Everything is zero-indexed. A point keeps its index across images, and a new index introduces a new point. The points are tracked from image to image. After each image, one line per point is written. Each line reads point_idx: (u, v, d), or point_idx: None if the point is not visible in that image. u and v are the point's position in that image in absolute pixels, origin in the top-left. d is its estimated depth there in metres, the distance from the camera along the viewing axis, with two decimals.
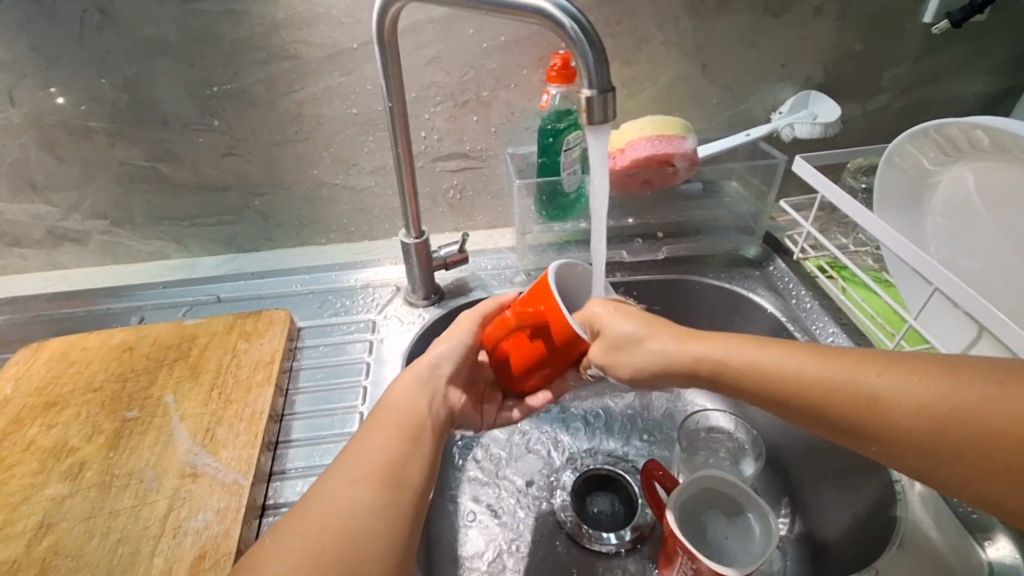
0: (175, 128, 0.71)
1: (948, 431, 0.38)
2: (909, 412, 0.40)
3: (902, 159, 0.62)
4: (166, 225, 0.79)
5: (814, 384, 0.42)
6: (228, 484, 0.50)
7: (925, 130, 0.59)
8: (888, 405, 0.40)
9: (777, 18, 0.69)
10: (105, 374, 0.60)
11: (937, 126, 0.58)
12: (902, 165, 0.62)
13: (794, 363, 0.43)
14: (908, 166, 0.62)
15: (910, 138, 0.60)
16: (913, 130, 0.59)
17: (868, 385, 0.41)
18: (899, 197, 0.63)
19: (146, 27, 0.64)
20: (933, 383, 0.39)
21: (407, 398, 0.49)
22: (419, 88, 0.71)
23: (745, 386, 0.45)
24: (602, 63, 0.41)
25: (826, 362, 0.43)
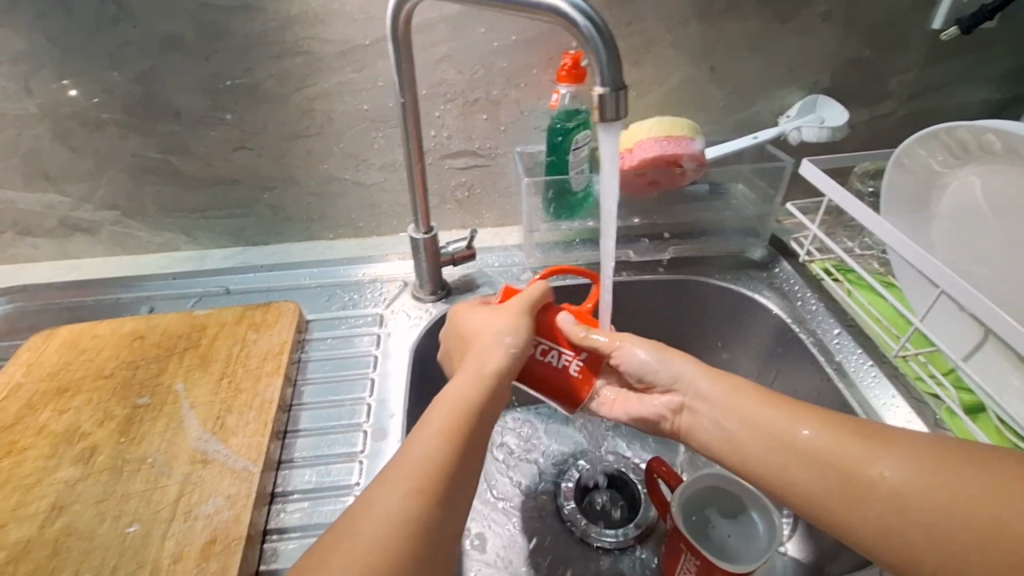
0: (188, 121, 0.72)
1: (958, 527, 0.38)
2: (891, 480, 0.41)
3: (911, 161, 0.63)
4: (176, 217, 0.80)
5: (812, 453, 0.44)
6: (238, 471, 0.50)
7: (935, 132, 0.60)
8: (901, 484, 0.41)
9: (785, 23, 0.70)
10: (116, 361, 0.61)
11: (946, 129, 0.59)
12: (911, 166, 0.63)
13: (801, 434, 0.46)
14: (917, 168, 0.63)
15: (920, 140, 0.62)
16: (923, 132, 0.60)
17: (867, 465, 0.42)
18: (906, 199, 0.65)
19: (162, 21, 0.65)
20: (941, 466, 0.40)
21: (464, 392, 0.47)
22: (430, 85, 0.72)
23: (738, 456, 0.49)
24: (615, 61, 0.41)
25: (841, 439, 0.44)
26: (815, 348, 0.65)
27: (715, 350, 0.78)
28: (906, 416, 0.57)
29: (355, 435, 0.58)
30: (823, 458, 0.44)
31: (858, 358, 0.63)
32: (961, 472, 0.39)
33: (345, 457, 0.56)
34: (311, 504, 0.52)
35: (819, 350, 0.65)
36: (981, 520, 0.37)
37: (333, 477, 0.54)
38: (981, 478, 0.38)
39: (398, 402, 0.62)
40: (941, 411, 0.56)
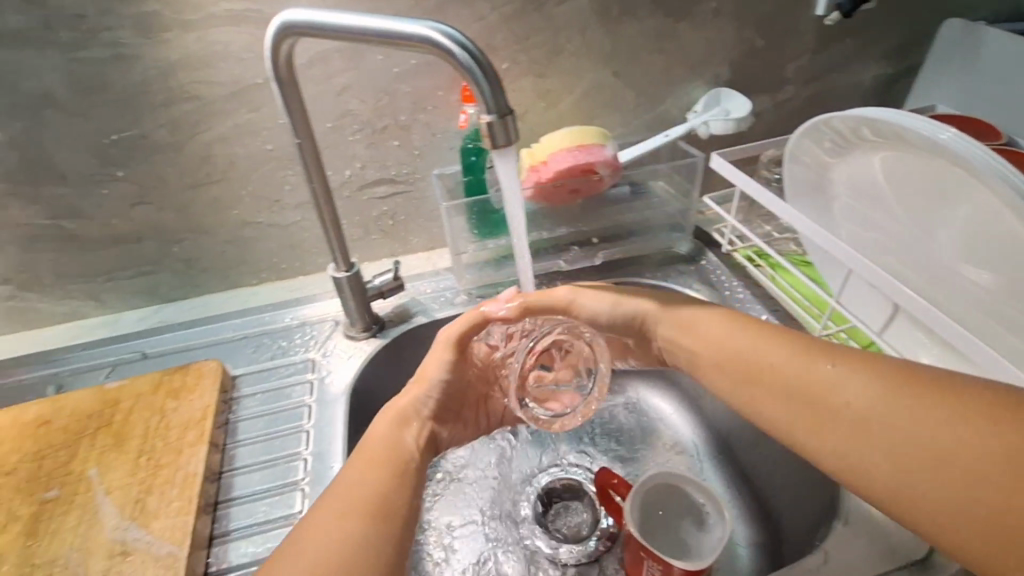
0: (75, 182, 0.66)
1: (922, 454, 0.38)
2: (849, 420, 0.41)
3: (804, 155, 0.62)
4: (80, 283, 0.74)
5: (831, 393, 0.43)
6: (163, 558, 0.46)
7: (818, 123, 0.57)
8: (885, 454, 0.39)
9: (679, 23, 0.72)
10: (19, 453, 0.56)
11: (825, 122, 0.56)
12: (804, 160, 0.62)
13: (854, 378, 0.42)
14: (810, 160, 0.62)
15: (806, 133, 0.59)
16: (806, 124, 0.58)
17: (819, 368, 0.44)
18: (803, 192, 0.64)
19: (28, 80, 0.60)
20: (967, 482, 0.36)
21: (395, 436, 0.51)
22: (334, 118, 0.69)
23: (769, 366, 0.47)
24: (496, 88, 0.41)
25: (897, 386, 0.41)
26: None
27: None
28: None
29: (293, 495, 0.55)
30: (781, 372, 0.46)
31: None
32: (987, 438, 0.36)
33: (283, 522, 0.53)
34: None
35: None
36: (1009, 511, 0.34)
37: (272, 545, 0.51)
38: (996, 476, 0.35)
39: (339, 450, 0.59)
40: None
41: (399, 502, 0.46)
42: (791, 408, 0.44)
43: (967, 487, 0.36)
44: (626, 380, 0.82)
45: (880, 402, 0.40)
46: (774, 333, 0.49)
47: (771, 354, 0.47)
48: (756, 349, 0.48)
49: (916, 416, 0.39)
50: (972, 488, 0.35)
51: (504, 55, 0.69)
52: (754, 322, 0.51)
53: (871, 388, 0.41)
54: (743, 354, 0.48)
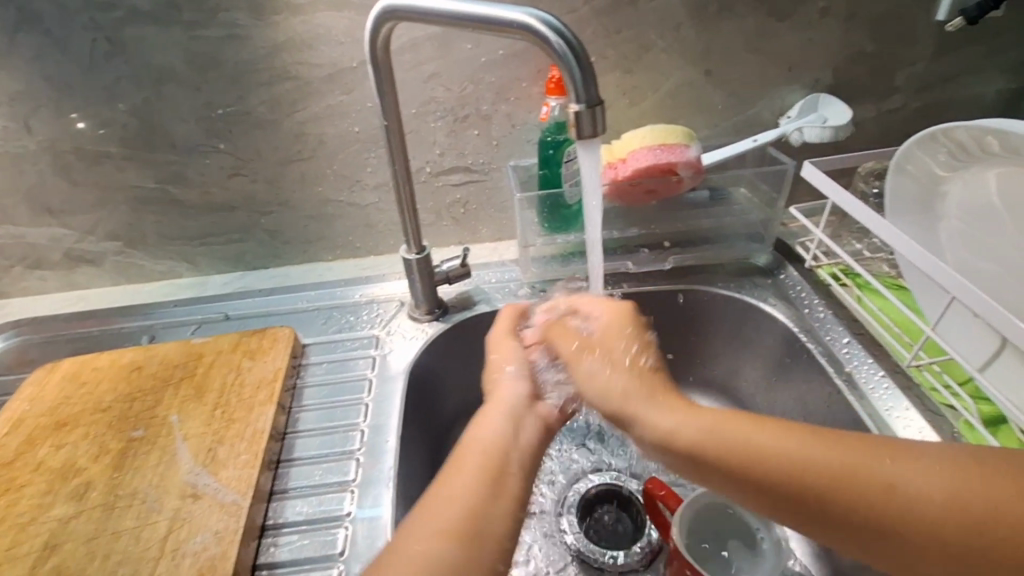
0: (183, 151, 0.72)
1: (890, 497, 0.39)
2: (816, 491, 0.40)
3: (911, 165, 0.57)
4: (177, 245, 0.80)
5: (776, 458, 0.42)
6: (227, 505, 0.49)
7: (933, 133, 0.55)
8: (846, 494, 0.40)
9: (780, 22, 0.68)
10: (114, 394, 0.61)
11: (945, 129, 0.54)
12: (911, 170, 0.58)
13: (792, 442, 0.42)
14: (919, 172, 0.58)
15: (919, 142, 0.56)
16: (920, 134, 0.55)
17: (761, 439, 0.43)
18: (908, 206, 0.58)
19: (152, 54, 0.66)
20: (932, 482, 0.39)
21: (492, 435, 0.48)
22: (419, 104, 0.71)
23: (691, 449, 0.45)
24: (589, 78, 0.41)
25: (822, 446, 0.42)
26: (824, 358, 0.63)
27: (724, 361, 0.75)
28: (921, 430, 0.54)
29: (347, 463, 0.57)
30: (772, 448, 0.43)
31: (869, 368, 0.60)
32: (925, 462, 0.40)
33: (336, 487, 0.55)
34: (303, 536, 0.51)
35: (829, 360, 0.62)
36: (975, 505, 0.37)
37: (325, 507, 0.53)
38: (956, 476, 0.39)
39: (394, 426, 0.61)
40: (958, 424, 0.53)
41: (497, 527, 0.43)
42: (782, 493, 0.42)
43: (928, 501, 0.38)
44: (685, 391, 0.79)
45: (810, 448, 0.42)
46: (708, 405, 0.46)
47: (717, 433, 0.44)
48: (709, 422, 0.45)
49: (890, 463, 0.40)
50: (921, 500, 0.38)
51: (592, 48, 0.68)
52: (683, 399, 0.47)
53: (805, 451, 0.42)
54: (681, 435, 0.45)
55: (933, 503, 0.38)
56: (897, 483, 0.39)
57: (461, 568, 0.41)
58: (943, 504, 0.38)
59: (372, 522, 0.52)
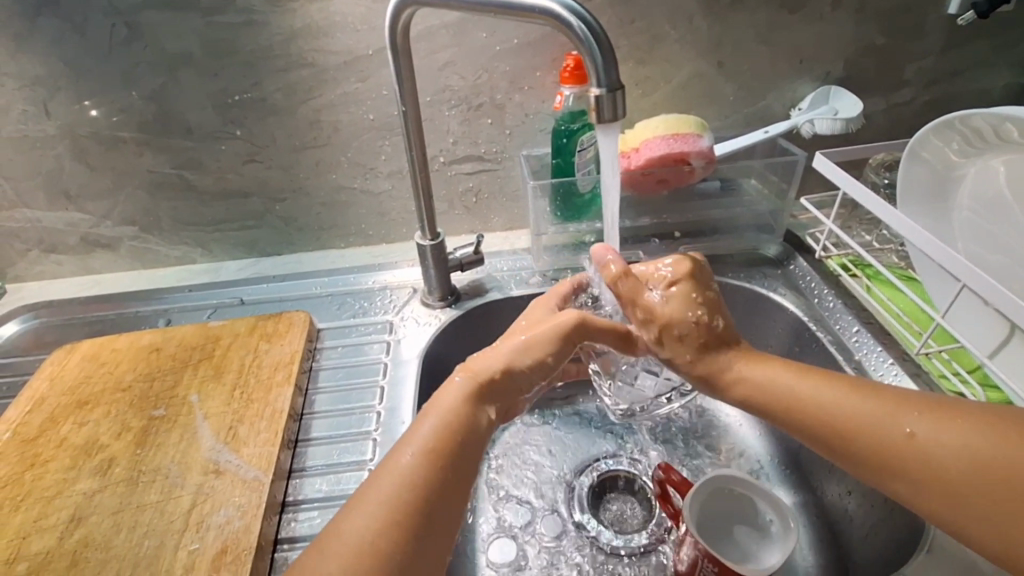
0: (199, 137, 0.73)
1: (943, 476, 0.40)
2: (882, 483, 0.43)
3: (925, 152, 0.58)
4: (191, 230, 0.81)
5: (856, 426, 0.44)
6: (249, 481, 0.50)
7: (949, 121, 0.56)
8: (909, 465, 0.41)
9: (793, 14, 0.69)
10: (133, 373, 0.62)
11: (961, 118, 0.55)
12: (925, 157, 0.58)
13: (869, 412, 0.44)
14: (932, 159, 0.59)
15: (934, 130, 0.57)
16: (936, 121, 0.56)
17: (902, 424, 0.42)
18: (919, 194, 0.59)
19: (171, 40, 0.66)
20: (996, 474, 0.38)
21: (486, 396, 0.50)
22: (433, 92, 0.72)
23: (797, 420, 0.46)
24: (610, 62, 0.41)
25: (898, 414, 0.43)
26: (833, 346, 0.64)
27: None
28: None
29: (364, 444, 0.58)
30: (848, 417, 0.44)
31: (878, 355, 0.61)
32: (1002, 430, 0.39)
33: (354, 466, 0.56)
34: (322, 513, 0.52)
35: (838, 348, 0.63)
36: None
37: (343, 486, 0.54)
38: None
39: (409, 408, 0.62)
40: None
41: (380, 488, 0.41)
42: (857, 459, 0.44)
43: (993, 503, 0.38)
44: None
45: (897, 404, 0.43)
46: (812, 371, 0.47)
47: (805, 427, 0.46)
48: (797, 384, 0.47)
49: (970, 443, 0.40)
50: (993, 499, 0.38)
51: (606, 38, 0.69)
52: (805, 365, 0.48)
53: (880, 417, 0.43)
54: (773, 390, 0.47)
55: (994, 494, 0.38)
56: (959, 453, 0.40)
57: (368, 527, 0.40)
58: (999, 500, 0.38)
59: None
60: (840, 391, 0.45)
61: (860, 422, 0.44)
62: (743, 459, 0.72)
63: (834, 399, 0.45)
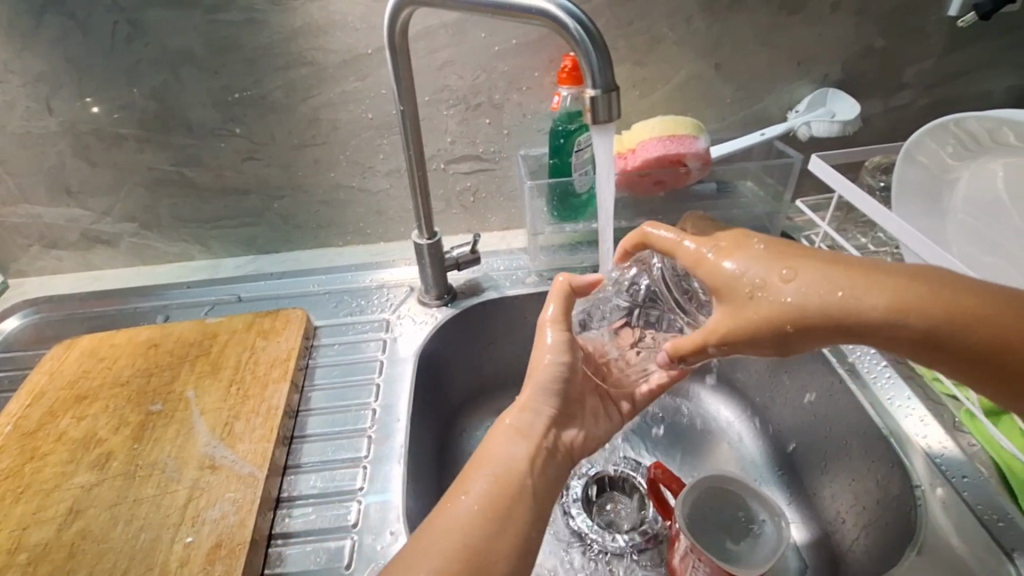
0: (199, 134, 0.73)
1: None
2: (960, 361, 0.38)
3: (921, 154, 0.58)
4: (190, 227, 0.82)
5: (917, 307, 0.38)
6: (244, 477, 0.51)
7: (946, 123, 0.56)
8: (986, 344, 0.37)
9: (792, 16, 0.69)
10: (132, 369, 0.63)
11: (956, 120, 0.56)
12: (920, 160, 0.58)
13: (921, 286, 0.38)
14: (929, 162, 0.59)
15: (930, 132, 0.57)
16: (933, 122, 0.56)
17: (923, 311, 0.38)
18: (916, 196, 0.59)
19: (173, 38, 0.67)
20: None
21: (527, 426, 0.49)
22: (432, 91, 0.72)
23: (860, 321, 0.39)
24: (605, 63, 0.42)
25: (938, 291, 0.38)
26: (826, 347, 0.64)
27: None
28: (922, 418, 0.56)
29: (360, 440, 0.58)
30: (920, 309, 0.38)
31: (871, 357, 0.62)
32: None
33: (349, 463, 0.56)
34: (316, 509, 0.52)
35: (831, 349, 0.64)
36: None
37: (338, 482, 0.54)
38: None
39: (404, 406, 0.62)
40: (959, 412, 0.55)
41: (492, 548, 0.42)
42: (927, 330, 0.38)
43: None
44: (688, 379, 0.80)
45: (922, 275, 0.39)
46: (816, 255, 0.41)
47: (876, 315, 0.38)
48: (848, 278, 0.39)
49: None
50: None
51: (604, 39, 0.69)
52: (796, 248, 0.42)
53: (940, 319, 0.38)
54: (825, 297, 0.39)
55: None
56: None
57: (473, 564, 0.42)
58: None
59: (383, 497, 0.53)
60: (890, 291, 0.38)
61: (913, 301, 0.38)
62: (738, 459, 0.73)
63: (885, 283, 0.39)
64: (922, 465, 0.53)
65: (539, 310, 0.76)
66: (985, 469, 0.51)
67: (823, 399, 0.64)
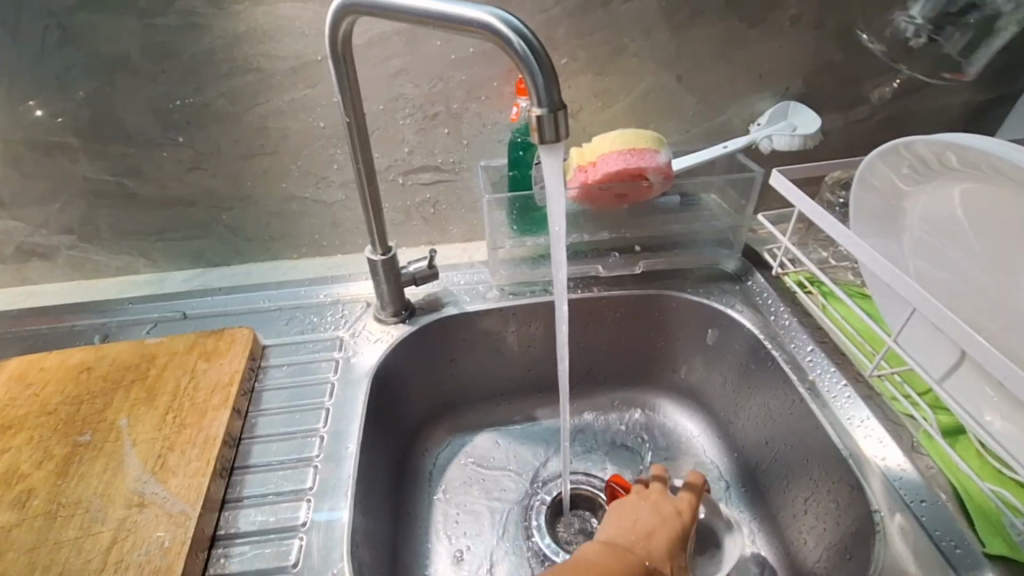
0: (140, 143, 0.69)
1: None
2: None
3: (875, 178, 0.58)
4: (133, 240, 0.77)
5: None
6: (175, 516, 0.47)
7: (895, 147, 0.54)
8: None
9: (752, 28, 0.68)
10: (61, 395, 0.58)
11: (904, 145, 0.53)
12: (874, 184, 0.58)
13: None
14: (882, 185, 0.58)
15: (881, 156, 0.56)
16: (881, 147, 0.54)
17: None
18: (872, 218, 0.59)
19: (106, 42, 0.63)
20: None
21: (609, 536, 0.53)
22: (387, 100, 0.69)
23: None
24: (551, 81, 0.40)
25: None
26: (788, 365, 0.63)
27: (692, 366, 0.76)
28: (880, 439, 0.55)
29: (306, 471, 0.55)
30: None
31: (831, 376, 0.61)
32: None
33: (292, 496, 0.53)
34: (255, 548, 0.49)
35: (792, 367, 0.63)
36: None
37: (280, 518, 0.51)
38: None
39: (355, 431, 0.59)
40: (918, 434, 0.55)
41: None
42: None
43: None
44: (652, 394, 0.79)
45: None
46: None
47: None
48: None
49: None
50: None
51: (564, 49, 0.68)
52: None
53: None
54: None
55: None
56: None
57: None
58: None
59: (329, 533, 0.50)
60: None
61: None
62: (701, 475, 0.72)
63: None
64: (879, 489, 0.52)
65: (500, 326, 0.74)
66: (942, 493, 0.51)
67: (784, 417, 0.63)
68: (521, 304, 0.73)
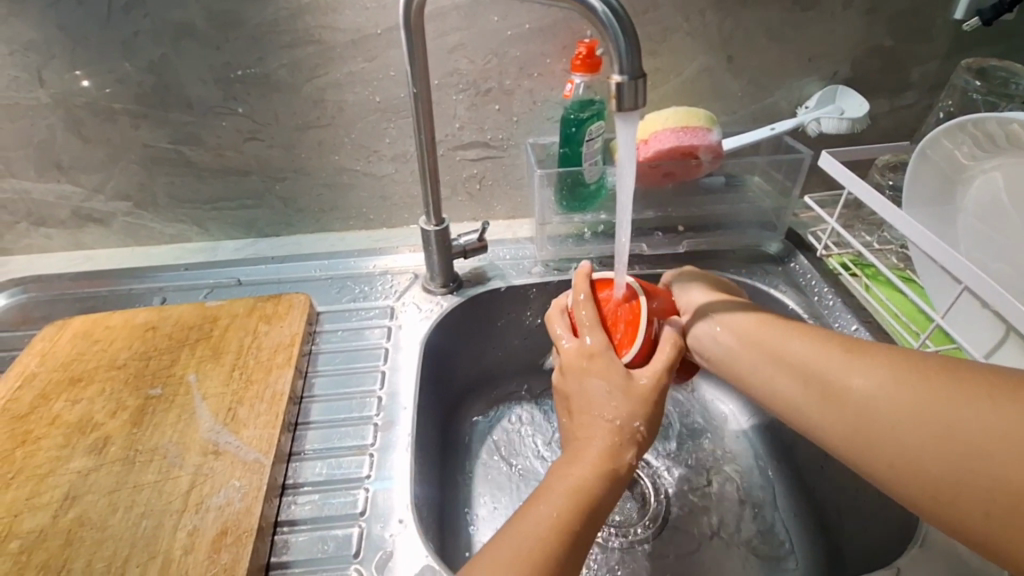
0: (199, 111, 0.71)
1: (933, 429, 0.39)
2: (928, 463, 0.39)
3: (936, 155, 0.59)
4: (188, 208, 0.80)
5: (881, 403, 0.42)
6: (249, 463, 0.50)
7: (963, 124, 0.56)
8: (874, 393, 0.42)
9: (805, 11, 0.69)
10: (128, 351, 0.61)
11: (974, 120, 0.55)
12: (935, 160, 0.59)
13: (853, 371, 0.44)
14: (942, 163, 0.60)
15: (946, 133, 0.58)
16: (947, 123, 0.57)
17: (870, 409, 0.42)
18: (926, 198, 0.61)
19: (173, 10, 0.64)
20: (929, 384, 0.41)
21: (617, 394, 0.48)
22: (442, 75, 0.70)
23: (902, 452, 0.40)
24: (633, 50, 0.41)
25: (920, 395, 0.41)
26: None
27: None
28: None
29: (365, 428, 0.57)
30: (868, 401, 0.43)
31: None
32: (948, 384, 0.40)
33: (354, 450, 0.55)
34: (321, 496, 0.52)
35: None
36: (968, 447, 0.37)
37: (343, 470, 0.54)
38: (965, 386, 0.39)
39: (410, 393, 0.61)
40: None
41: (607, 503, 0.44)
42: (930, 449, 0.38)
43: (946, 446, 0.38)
44: None
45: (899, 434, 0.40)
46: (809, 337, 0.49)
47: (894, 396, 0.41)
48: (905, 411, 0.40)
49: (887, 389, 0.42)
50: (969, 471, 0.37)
51: None
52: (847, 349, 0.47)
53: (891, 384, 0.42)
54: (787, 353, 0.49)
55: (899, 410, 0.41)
56: (875, 374, 0.43)
57: (559, 552, 0.41)
58: (931, 422, 0.39)
59: (389, 485, 0.52)
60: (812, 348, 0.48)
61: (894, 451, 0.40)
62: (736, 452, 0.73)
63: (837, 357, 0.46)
64: None
65: (545, 301, 0.76)
66: None
67: None
68: (567, 279, 0.75)
